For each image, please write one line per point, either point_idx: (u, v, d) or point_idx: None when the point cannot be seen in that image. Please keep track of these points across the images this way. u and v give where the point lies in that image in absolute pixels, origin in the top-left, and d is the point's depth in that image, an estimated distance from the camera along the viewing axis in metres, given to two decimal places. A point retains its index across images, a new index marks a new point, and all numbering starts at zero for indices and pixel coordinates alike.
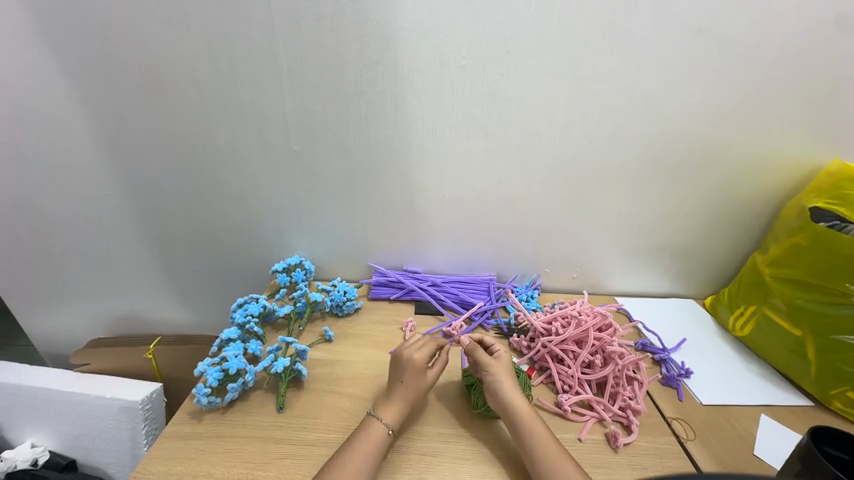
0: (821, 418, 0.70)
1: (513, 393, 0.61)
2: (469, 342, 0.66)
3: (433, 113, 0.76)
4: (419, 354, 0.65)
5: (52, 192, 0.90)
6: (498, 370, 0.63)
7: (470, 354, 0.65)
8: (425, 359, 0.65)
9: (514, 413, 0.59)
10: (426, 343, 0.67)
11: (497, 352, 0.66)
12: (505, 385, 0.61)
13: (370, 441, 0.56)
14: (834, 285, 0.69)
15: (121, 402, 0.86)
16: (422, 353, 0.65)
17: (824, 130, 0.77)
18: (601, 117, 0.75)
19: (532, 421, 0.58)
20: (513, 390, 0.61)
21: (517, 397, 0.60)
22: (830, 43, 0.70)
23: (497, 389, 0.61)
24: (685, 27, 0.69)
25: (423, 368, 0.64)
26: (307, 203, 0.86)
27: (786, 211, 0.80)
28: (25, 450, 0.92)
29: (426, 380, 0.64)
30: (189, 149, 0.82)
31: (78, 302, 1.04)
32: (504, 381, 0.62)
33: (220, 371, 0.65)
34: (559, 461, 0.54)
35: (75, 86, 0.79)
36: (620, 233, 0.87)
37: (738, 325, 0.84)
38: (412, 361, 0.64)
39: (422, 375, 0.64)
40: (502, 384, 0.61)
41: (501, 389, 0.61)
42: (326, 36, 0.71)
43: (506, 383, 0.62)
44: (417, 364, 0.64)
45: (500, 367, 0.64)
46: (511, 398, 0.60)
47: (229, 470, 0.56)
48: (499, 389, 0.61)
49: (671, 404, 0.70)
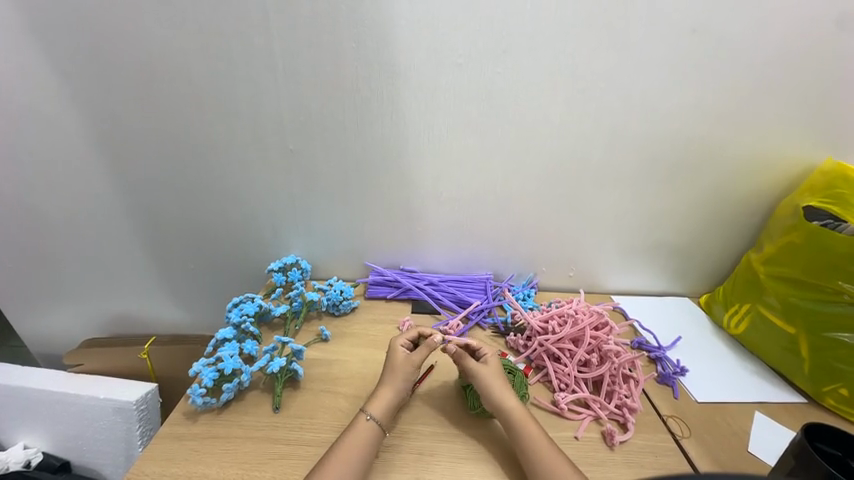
0: (814, 414, 0.71)
1: (505, 398, 0.60)
2: (456, 349, 0.66)
3: (429, 111, 0.76)
4: (398, 340, 0.68)
5: (44, 192, 0.89)
6: (485, 376, 0.62)
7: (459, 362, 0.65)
8: (404, 345, 0.67)
9: (508, 417, 0.59)
10: (409, 330, 0.70)
11: (484, 357, 0.66)
12: (496, 391, 0.61)
13: (351, 432, 0.57)
14: (828, 284, 0.69)
15: (116, 403, 0.85)
16: (403, 339, 0.68)
17: (817, 130, 0.77)
18: (598, 116, 0.76)
19: (526, 422, 0.58)
20: (504, 394, 0.61)
21: (509, 400, 0.60)
22: (824, 42, 0.70)
23: (489, 395, 0.61)
24: (681, 26, 0.69)
25: (401, 351, 0.66)
26: (303, 202, 0.86)
27: (781, 209, 0.80)
28: (18, 452, 0.91)
29: (401, 358, 0.65)
30: (183, 148, 0.82)
31: (71, 303, 1.03)
32: (495, 387, 0.61)
33: (215, 371, 0.65)
34: (551, 461, 0.54)
35: (66, 84, 0.78)
36: (617, 232, 0.87)
37: (732, 323, 0.84)
38: (391, 347, 0.67)
39: (398, 356, 0.65)
40: (492, 391, 0.61)
41: (492, 395, 0.60)
42: (322, 33, 0.71)
43: (495, 388, 0.61)
44: (393, 347, 0.67)
45: (490, 370, 0.63)
46: (504, 402, 0.60)
47: (225, 470, 0.56)
48: (491, 396, 0.60)
49: (667, 402, 0.70)
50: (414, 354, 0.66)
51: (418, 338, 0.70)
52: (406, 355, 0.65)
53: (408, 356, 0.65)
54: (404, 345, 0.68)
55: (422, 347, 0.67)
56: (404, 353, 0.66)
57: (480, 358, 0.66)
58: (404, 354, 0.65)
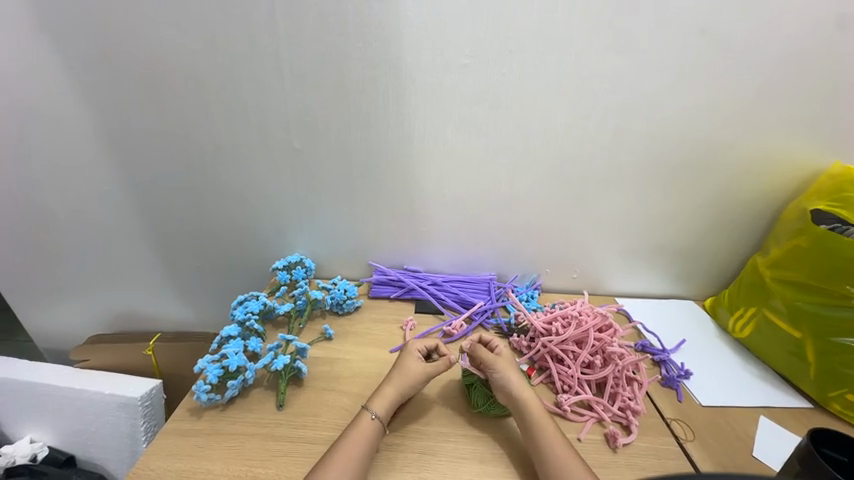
0: (819, 419, 0.71)
1: (522, 389, 0.61)
2: (470, 344, 0.67)
3: (434, 111, 0.76)
4: (413, 344, 0.68)
5: (52, 189, 0.90)
6: (503, 367, 0.62)
7: (474, 354, 0.65)
8: (420, 350, 0.67)
9: (525, 409, 0.59)
10: (425, 340, 0.70)
11: (497, 349, 0.66)
12: (514, 381, 0.61)
13: (353, 428, 0.57)
14: (834, 288, 0.69)
15: (121, 399, 0.86)
16: (418, 344, 0.68)
17: (823, 133, 0.77)
18: (604, 117, 0.75)
19: (544, 418, 0.59)
20: (521, 385, 0.61)
21: (526, 391, 0.61)
22: (832, 43, 0.70)
23: (508, 388, 0.61)
24: (687, 28, 0.69)
25: (414, 355, 0.66)
26: (308, 202, 0.86)
27: (788, 213, 0.79)
28: (24, 446, 0.92)
29: (413, 364, 0.65)
30: (189, 147, 0.82)
31: (78, 299, 1.04)
32: (514, 377, 0.62)
33: (220, 368, 0.65)
34: (566, 457, 0.55)
35: (76, 83, 0.78)
36: (621, 233, 0.87)
37: (738, 327, 0.84)
38: (405, 351, 0.67)
39: (409, 360, 0.65)
40: (511, 381, 0.61)
41: (510, 385, 0.61)
42: (328, 33, 0.71)
43: (514, 378, 0.62)
44: (409, 349, 0.67)
45: (504, 362, 0.63)
46: (522, 394, 0.60)
47: (229, 467, 0.56)
48: (509, 385, 0.61)
49: (671, 405, 0.70)
50: (427, 364, 0.65)
51: (432, 351, 0.69)
52: (418, 360, 0.66)
53: (418, 363, 0.65)
54: (419, 350, 0.67)
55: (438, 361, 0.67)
56: (416, 358, 0.66)
57: (493, 350, 0.66)
58: (417, 360, 0.65)
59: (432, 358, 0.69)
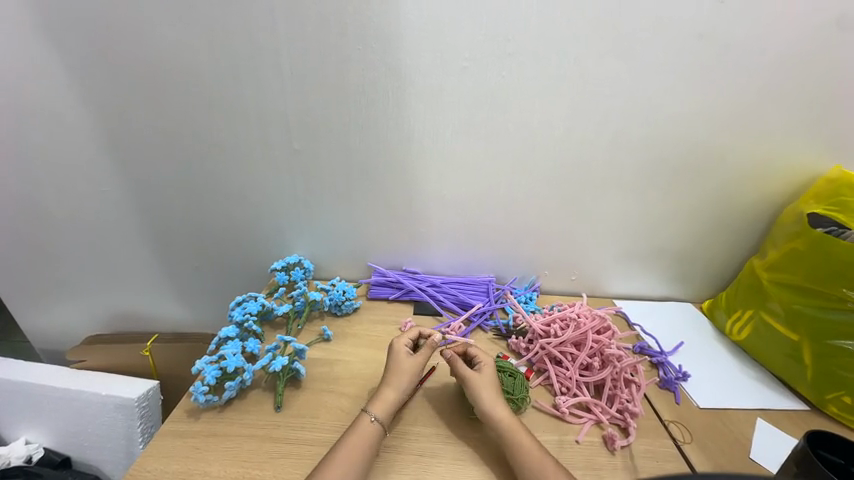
0: (817, 421, 0.71)
1: (494, 407, 0.60)
2: (451, 355, 0.65)
3: (434, 112, 0.76)
4: (399, 339, 0.68)
5: (51, 190, 0.89)
6: (478, 383, 0.62)
7: (452, 367, 0.65)
8: (405, 345, 0.67)
9: (499, 424, 0.59)
10: (409, 331, 0.71)
11: (479, 365, 0.65)
12: (487, 399, 0.61)
13: (352, 430, 0.57)
14: (831, 291, 0.69)
15: (117, 400, 0.86)
16: (403, 338, 0.68)
17: (821, 137, 0.77)
18: (602, 120, 0.76)
19: (518, 432, 0.58)
20: (495, 404, 0.60)
21: (500, 410, 0.60)
22: (832, 46, 0.70)
23: (480, 400, 0.61)
24: (687, 32, 0.69)
25: (403, 351, 0.66)
26: (307, 203, 0.86)
27: (785, 216, 0.80)
28: (20, 447, 0.91)
29: (404, 358, 0.65)
30: (188, 147, 0.82)
31: (76, 300, 1.04)
32: (485, 394, 0.61)
33: (218, 369, 0.65)
34: (541, 464, 0.54)
35: (75, 83, 0.78)
36: (620, 236, 0.87)
37: (735, 329, 0.84)
38: (392, 348, 0.67)
39: (400, 356, 0.66)
40: (482, 398, 0.61)
41: (482, 402, 0.60)
42: (330, 34, 0.71)
43: (486, 396, 0.61)
44: (397, 345, 0.67)
45: (482, 380, 0.63)
46: (495, 407, 0.60)
47: (226, 469, 0.56)
48: (481, 403, 0.60)
49: (668, 407, 0.70)
50: (415, 356, 0.66)
51: (418, 339, 0.70)
52: (408, 356, 0.66)
53: (410, 358, 0.65)
54: (406, 345, 0.68)
55: (423, 348, 0.67)
56: (405, 354, 0.66)
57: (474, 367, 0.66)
58: (408, 356, 0.66)
59: (420, 345, 0.70)
